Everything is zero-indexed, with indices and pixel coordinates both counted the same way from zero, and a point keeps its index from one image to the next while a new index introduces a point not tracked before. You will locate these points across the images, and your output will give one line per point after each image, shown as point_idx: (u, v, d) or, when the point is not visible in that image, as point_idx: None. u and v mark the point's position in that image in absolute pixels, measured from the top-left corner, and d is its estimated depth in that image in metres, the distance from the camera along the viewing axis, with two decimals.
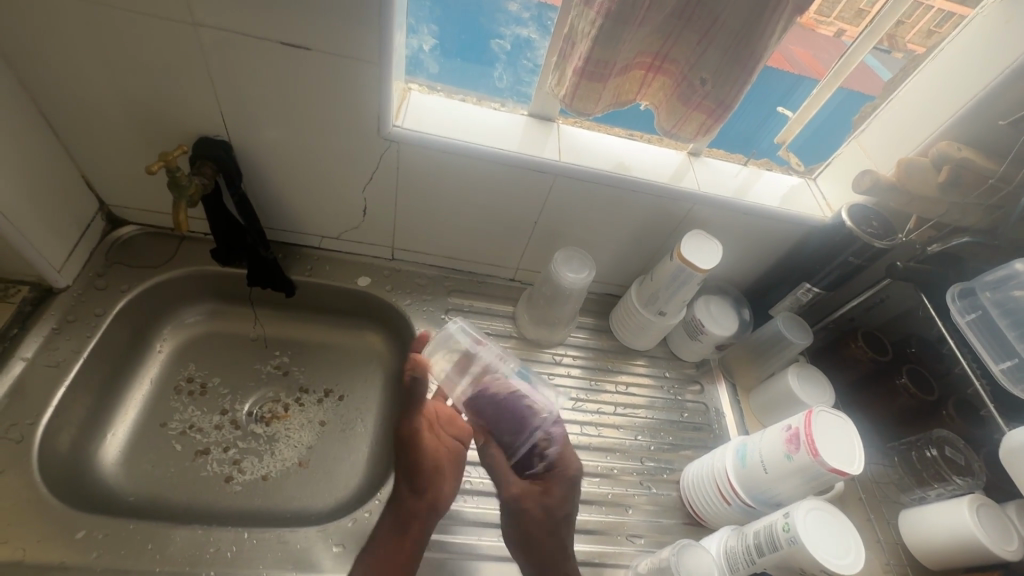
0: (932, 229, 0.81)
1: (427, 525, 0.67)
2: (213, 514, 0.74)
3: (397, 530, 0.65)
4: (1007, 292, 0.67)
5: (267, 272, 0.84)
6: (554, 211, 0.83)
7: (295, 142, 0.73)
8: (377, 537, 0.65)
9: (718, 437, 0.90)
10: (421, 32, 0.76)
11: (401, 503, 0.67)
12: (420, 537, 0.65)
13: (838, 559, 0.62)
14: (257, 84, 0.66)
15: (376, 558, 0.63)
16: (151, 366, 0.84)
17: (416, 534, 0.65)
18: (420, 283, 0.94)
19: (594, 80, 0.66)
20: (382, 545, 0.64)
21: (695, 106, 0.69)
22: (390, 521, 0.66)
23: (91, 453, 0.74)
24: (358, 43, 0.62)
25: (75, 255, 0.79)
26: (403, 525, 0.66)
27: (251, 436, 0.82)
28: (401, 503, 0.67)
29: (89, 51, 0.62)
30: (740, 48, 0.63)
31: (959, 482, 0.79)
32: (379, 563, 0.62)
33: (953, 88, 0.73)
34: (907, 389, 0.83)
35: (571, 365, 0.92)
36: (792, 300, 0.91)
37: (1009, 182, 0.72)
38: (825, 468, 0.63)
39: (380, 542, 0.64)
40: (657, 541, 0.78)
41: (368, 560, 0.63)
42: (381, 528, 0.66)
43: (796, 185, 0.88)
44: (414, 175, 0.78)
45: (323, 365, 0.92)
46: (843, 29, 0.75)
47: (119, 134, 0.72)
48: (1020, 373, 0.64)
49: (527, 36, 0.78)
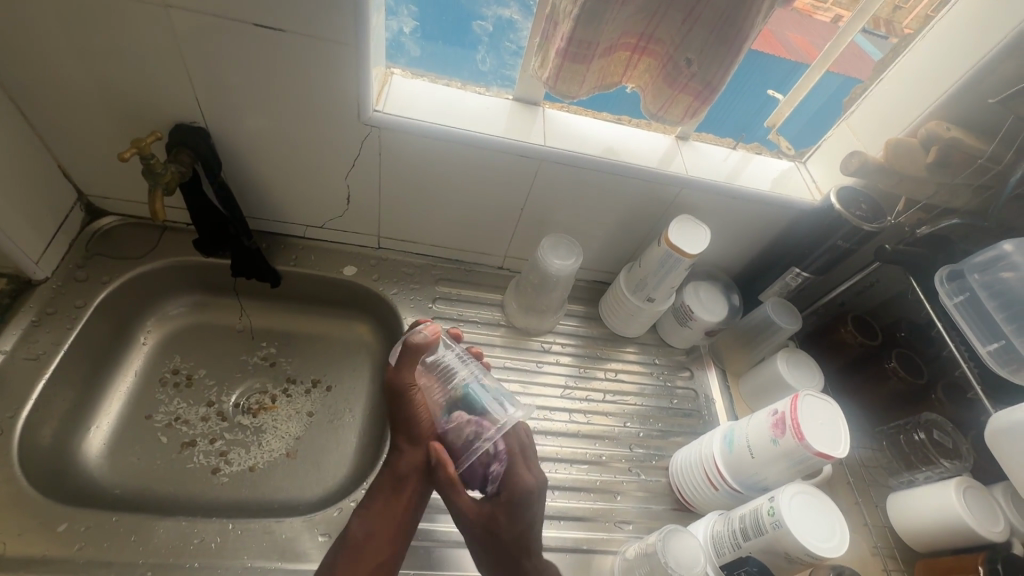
0: (921, 212, 0.80)
1: (425, 482, 0.69)
2: (200, 506, 0.74)
3: (394, 485, 0.68)
4: (996, 274, 0.66)
5: (251, 262, 0.83)
6: (541, 197, 0.82)
7: (275, 129, 0.72)
8: (375, 490, 0.67)
9: (707, 423, 0.90)
10: (400, 15, 0.74)
11: (398, 457, 0.69)
12: (418, 493, 0.68)
13: (824, 542, 0.62)
14: (233, 70, 0.65)
15: (373, 513, 0.65)
16: (135, 358, 0.84)
17: (411, 491, 0.68)
18: (407, 272, 0.93)
19: (578, 62, 0.65)
20: (379, 499, 0.66)
21: (681, 88, 0.68)
22: (388, 475, 0.68)
23: (75, 446, 0.74)
24: (334, 25, 0.61)
25: (54, 247, 0.78)
26: (399, 484, 0.68)
27: (238, 427, 0.82)
28: (399, 458, 0.69)
29: (58, 36, 0.61)
30: (725, 27, 0.61)
31: (946, 465, 0.79)
32: (376, 519, 0.65)
33: (942, 68, 0.72)
34: (897, 372, 0.84)
35: (560, 353, 0.92)
36: (781, 285, 0.90)
37: (999, 162, 0.71)
38: (810, 451, 0.63)
39: (377, 497, 0.67)
40: (647, 527, 0.78)
41: (365, 517, 0.65)
42: (380, 481, 0.68)
43: (786, 168, 0.86)
44: (398, 162, 0.76)
45: (310, 356, 0.91)
46: (840, 15, 0.73)
47: (95, 122, 0.71)
48: (1007, 355, 0.64)
49: (509, 17, 0.75)
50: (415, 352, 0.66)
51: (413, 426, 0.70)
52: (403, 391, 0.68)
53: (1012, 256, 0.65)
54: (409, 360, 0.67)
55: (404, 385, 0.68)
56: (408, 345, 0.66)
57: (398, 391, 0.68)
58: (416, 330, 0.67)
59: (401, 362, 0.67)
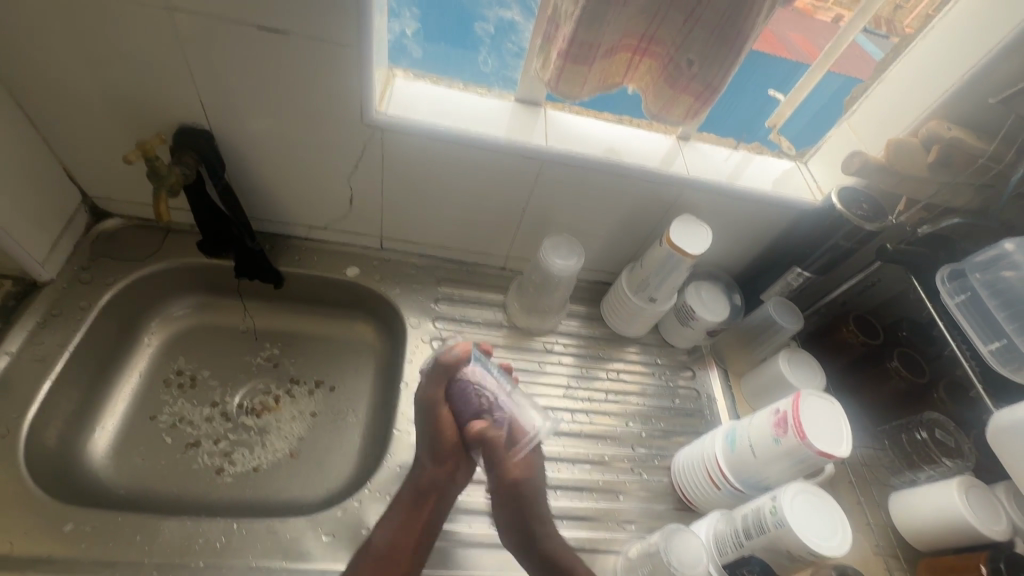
0: (923, 211, 0.80)
1: (444, 497, 0.69)
2: (204, 506, 0.74)
3: (416, 500, 0.67)
4: (997, 273, 0.66)
5: (254, 263, 0.84)
6: (543, 198, 0.83)
7: (278, 130, 0.72)
8: (397, 503, 0.68)
9: (710, 423, 0.90)
10: (403, 17, 0.75)
11: (421, 473, 0.69)
12: (436, 509, 0.68)
13: (825, 540, 0.62)
14: (237, 72, 0.65)
15: (395, 526, 0.66)
16: (139, 359, 0.84)
17: (432, 505, 0.68)
18: (409, 272, 0.93)
19: (580, 63, 0.65)
20: (402, 513, 0.66)
21: (682, 88, 0.68)
22: (410, 488, 0.68)
23: (80, 447, 0.74)
24: (337, 28, 0.61)
25: (59, 249, 0.78)
26: (420, 498, 0.68)
27: (242, 428, 0.82)
28: (420, 475, 0.69)
29: (63, 39, 0.61)
30: (726, 28, 0.62)
31: (948, 463, 0.79)
32: (397, 532, 0.65)
33: (943, 67, 0.72)
34: (899, 371, 0.84)
35: (563, 354, 0.92)
36: (782, 285, 0.90)
37: (1000, 161, 0.71)
38: (812, 450, 0.63)
39: (398, 510, 0.67)
40: (650, 526, 0.78)
41: (388, 530, 0.65)
42: (402, 494, 0.68)
43: (787, 169, 0.86)
44: (401, 163, 0.77)
45: (314, 356, 0.91)
46: (841, 14, 0.73)
47: (100, 125, 0.71)
48: (1009, 354, 0.64)
49: (511, 19, 0.76)
50: (444, 369, 0.73)
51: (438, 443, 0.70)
52: (432, 407, 0.73)
53: (1013, 255, 0.65)
54: (439, 375, 0.73)
55: (432, 402, 0.73)
56: (439, 361, 0.73)
57: (427, 407, 0.73)
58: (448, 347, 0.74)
59: (432, 379, 0.73)
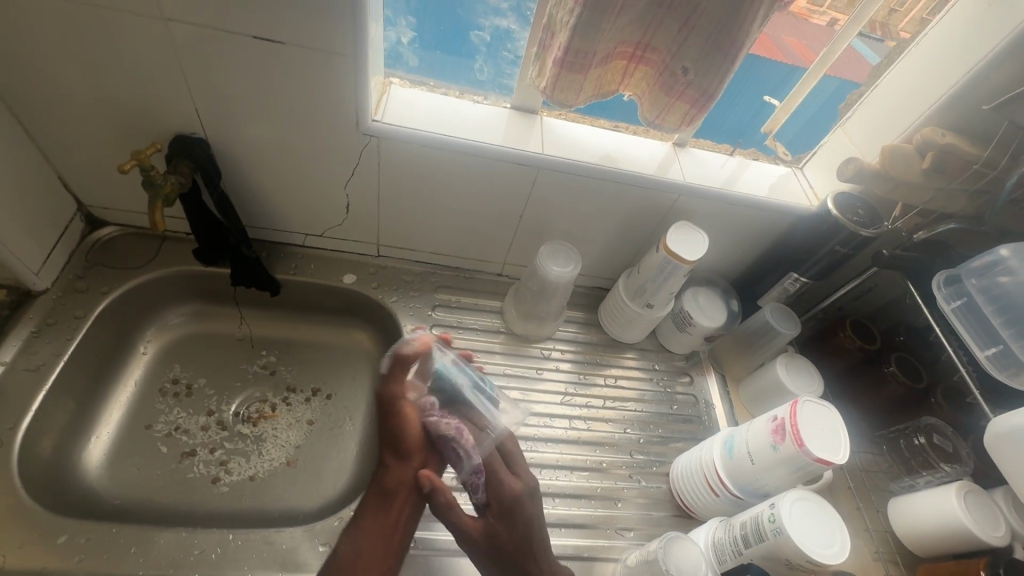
0: (918, 216, 0.81)
1: (414, 496, 0.68)
2: (200, 516, 0.74)
3: (382, 502, 0.67)
4: (993, 279, 0.67)
5: (251, 271, 0.83)
6: (538, 205, 0.83)
7: (274, 138, 0.72)
8: (363, 508, 0.67)
9: (707, 428, 0.90)
10: (398, 25, 0.75)
11: (386, 474, 0.70)
12: (406, 509, 0.67)
13: (824, 548, 0.62)
14: (232, 81, 0.65)
15: (362, 532, 0.64)
16: (135, 368, 0.84)
17: (402, 506, 0.67)
18: (406, 279, 0.93)
19: (574, 71, 0.65)
20: (369, 517, 0.66)
21: (678, 95, 0.68)
22: (375, 492, 0.68)
23: (75, 457, 0.74)
24: (334, 37, 0.61)
25: (54, 258, 0.78)
26: (387, 499, 0.67)
27: (238, 437, 0.82)
28: (385, 474, 0.70)
29: (58, 48, 0.61)
30: (720, 36, 0.62)
31: (946, 469, 0.79)
32: (365, 538, 0.64)
33: (935, 74, 0.73)
34: (896, 376, 0.84)
35: (560, 360, 0.92)
36: (779, 290, 0.90)
37: (994, 168, 0.72)
38: (810, 458, 0.63)
39: (367, 512, 0.66)
40: (648, 534, 0.77)
41: (354, 535, 0.64)
42: (367, 499, 0.68)
43: (783, 175, 0.87)
44: (397, 171, 0.77)
45: (311, 365, 0.91)
46: (835, 18, 0.74)
47: (95, 134, 0.71)
48: (1005, 360, 0.64)
49: (506, 28, 0.75)
50: (404, 362, 0.72)
51: (399, 442, 0.71)
52: (393, 403, 0.72)
53: (1008, 261, 0.66)
54: (400, 371, 0.72)
55: (393, 396, 0.72)
56: (398, 356, 0.72)
57: (389, 404, 0.72)
58: (407, 341, 0.73)
59: (391, 373, 0.72)
